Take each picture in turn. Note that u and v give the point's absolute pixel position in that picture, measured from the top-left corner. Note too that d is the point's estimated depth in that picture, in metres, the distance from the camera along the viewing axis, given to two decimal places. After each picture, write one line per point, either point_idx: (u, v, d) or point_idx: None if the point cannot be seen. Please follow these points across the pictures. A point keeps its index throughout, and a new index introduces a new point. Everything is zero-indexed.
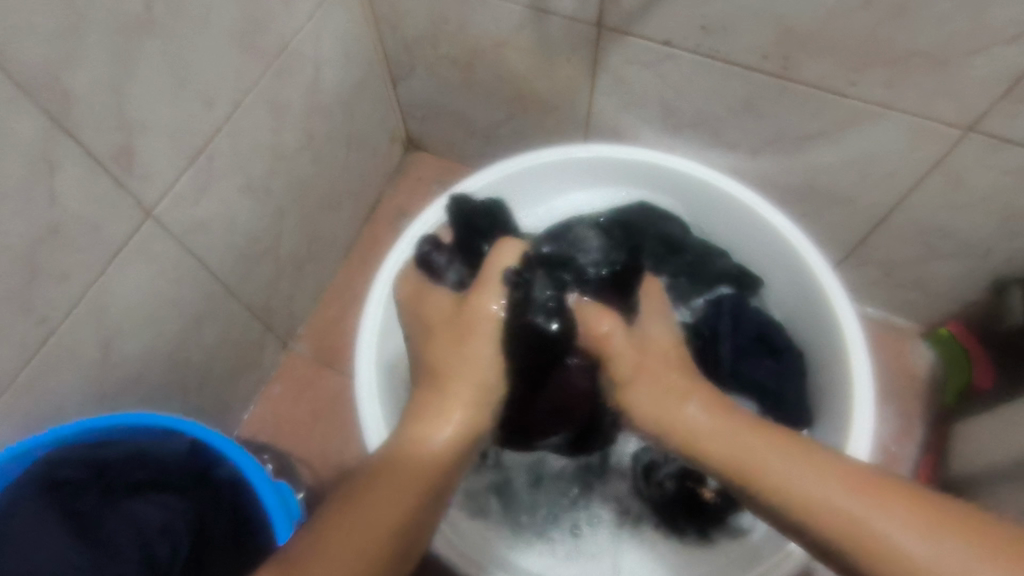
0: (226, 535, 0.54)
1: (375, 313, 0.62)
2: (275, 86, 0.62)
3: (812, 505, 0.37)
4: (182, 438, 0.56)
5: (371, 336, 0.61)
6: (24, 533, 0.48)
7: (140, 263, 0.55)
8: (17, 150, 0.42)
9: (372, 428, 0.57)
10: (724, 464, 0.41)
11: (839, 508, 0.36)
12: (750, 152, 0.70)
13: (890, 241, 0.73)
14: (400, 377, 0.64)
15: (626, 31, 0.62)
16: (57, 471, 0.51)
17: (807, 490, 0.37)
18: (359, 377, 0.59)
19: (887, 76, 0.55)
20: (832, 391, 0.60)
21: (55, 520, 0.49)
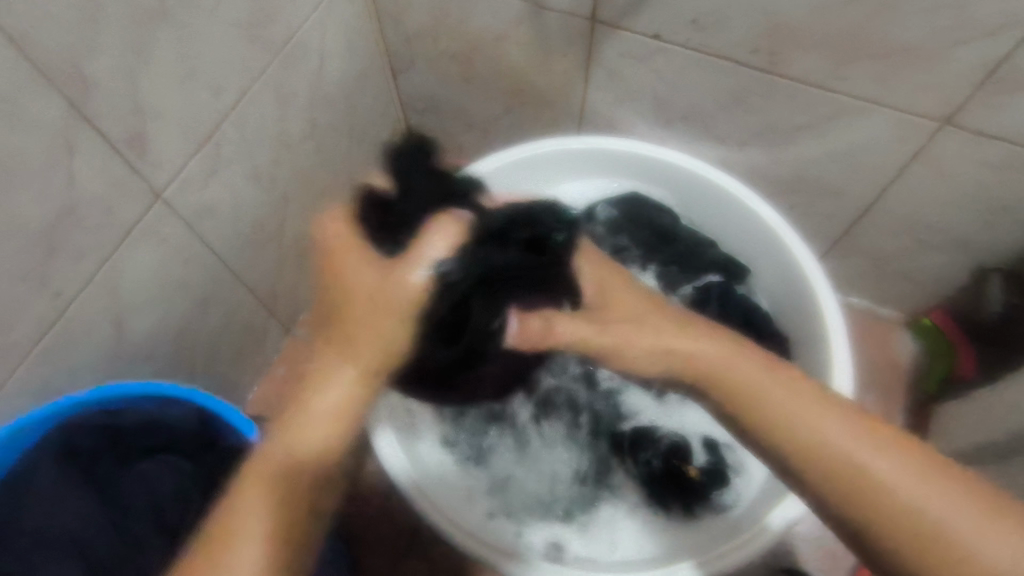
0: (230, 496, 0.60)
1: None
2: (281, 76, 0.65)
3: (811, 439, 0.41)
4: (189, 406, 0.58)
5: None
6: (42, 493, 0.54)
7: (151, 243, 0.57)
8: (39, 131, 0.44)
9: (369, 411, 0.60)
10: (728, 394, 0.45)
11: (844, 454, 0.40)
12: (739, 144, 0.72)
13: (874, 232, 0.75)
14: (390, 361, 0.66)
15: (621, 26, 0.64)
16: (73, 438, 0.55)
17: (809, 426, 0.42)
18: None
19: (869, 69, 0.57)
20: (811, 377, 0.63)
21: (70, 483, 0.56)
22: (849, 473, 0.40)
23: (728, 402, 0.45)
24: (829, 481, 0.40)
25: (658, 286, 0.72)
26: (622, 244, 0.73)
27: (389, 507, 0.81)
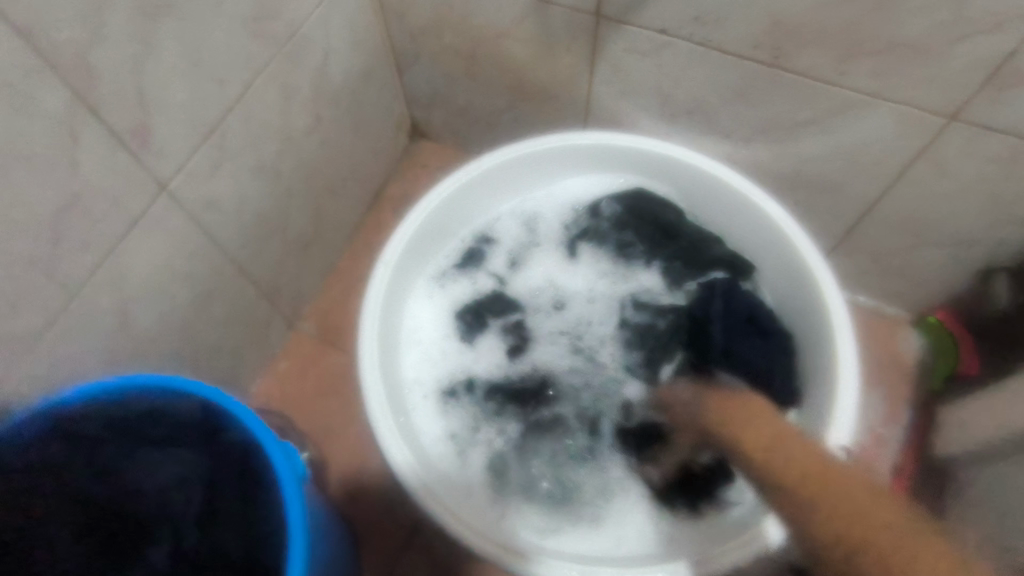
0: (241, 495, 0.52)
1: (379, 289, 0.65)
2: (285, 70, 0.65)
3: (858, 526, 0.40)
4: (192, 399, 0.54)
5: (375, 308, 0.64)
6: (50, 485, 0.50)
7: (156, 234, 0.57)
8: (44, 122, 0.44)
9: (375, 401, 0.60)
10: (771, 452, 0.46)
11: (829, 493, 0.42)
12: (742, 141, 0.72)
13: (880, 229, 0.75)
14: (392, 353, 0.66)
15: (625, 21, 0.64)
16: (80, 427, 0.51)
17: (856, 493, 0.42)
18: (362, 352, 0.61)
19: (873, 64, 0.57)
20: (817, 374, 0.63)
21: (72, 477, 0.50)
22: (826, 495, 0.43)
23: (772, 470, 0.45)
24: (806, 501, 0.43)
25: (662, 282, 0.73)
26: (627, 240, 0.74)
27: (392, 503, 0.80)
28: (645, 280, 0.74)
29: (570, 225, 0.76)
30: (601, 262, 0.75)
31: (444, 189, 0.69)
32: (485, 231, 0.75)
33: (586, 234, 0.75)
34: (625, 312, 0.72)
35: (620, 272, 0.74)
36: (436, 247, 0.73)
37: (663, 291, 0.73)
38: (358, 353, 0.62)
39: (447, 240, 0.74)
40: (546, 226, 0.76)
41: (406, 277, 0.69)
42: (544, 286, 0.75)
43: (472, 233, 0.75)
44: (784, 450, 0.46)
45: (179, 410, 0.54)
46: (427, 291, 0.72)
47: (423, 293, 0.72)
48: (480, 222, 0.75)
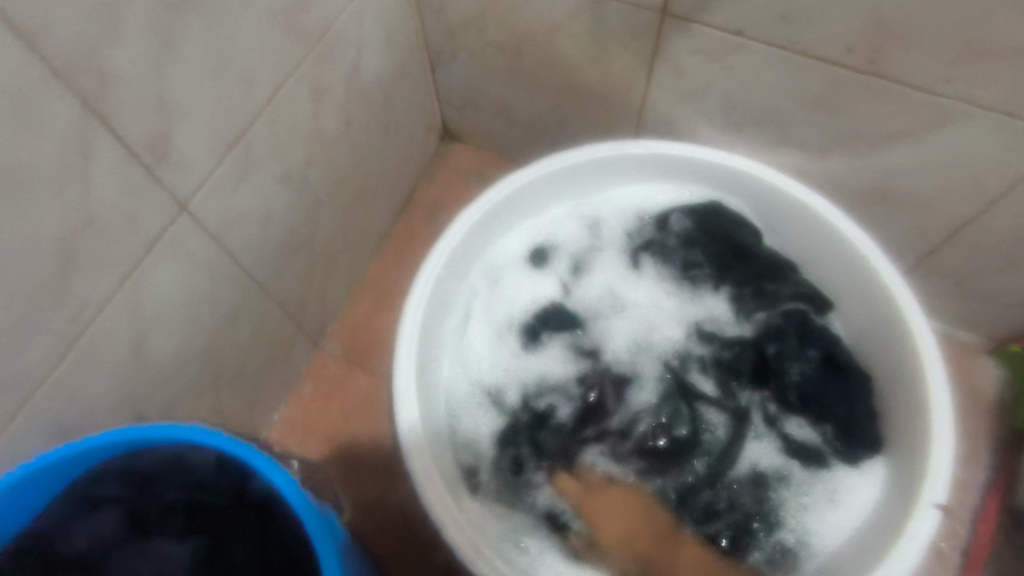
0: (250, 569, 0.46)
1: (421, 297, 0.59)
2: (316, 70, 0.58)
3: None
4: (208, 451, 0.46)
5: (415, 321, 0.58)
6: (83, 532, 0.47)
7: (174, 256, 0.51)
8: (49, 137, 0.38)
9: (407, 410, 0.55)
10: None
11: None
12: (819, 153, 0.65)
13: (966, 251, 0.68)
14: (431, 356, 0.61)
15: (695, 19, 0.57)
16: (103, 481, 0.47)
17: None
18: (402, 354, 0.56)
19: (987, 71, 0.50)
20: (904, 421, 0.56)
21: (104, 523, 0.47)
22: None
23: None
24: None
25: (731, 310, 0.66)
26: (694, 260, 0.67)
27: (425, 541, 0.74)
28: (712, 305, 0.67)
29: (632, 239, 0.69)
30: (665, 282, 0.68)
31: (504, 186, 0.64)
32: (542, 238, 0.68)
33: (648, 249, 0.68)
34: (689, 338, 0.66)
35: (684, 294, 0.67)
36: (487, 248, 0.67)
37: (731, 320, 0.66)
38: (393, 369, 0.56)
39: (498, 245, 0.67)
40: (607, 238, 0.69)
41: (456, 276, 0.64)
42: (601, 301, 0.68)
43: (528, 238, 0.68)
44: None
45: (204, 465, 0.47)
46: (475, 300, 0.66)
47: (470, 302, 0.66)
48: (538, 227, 0.68)
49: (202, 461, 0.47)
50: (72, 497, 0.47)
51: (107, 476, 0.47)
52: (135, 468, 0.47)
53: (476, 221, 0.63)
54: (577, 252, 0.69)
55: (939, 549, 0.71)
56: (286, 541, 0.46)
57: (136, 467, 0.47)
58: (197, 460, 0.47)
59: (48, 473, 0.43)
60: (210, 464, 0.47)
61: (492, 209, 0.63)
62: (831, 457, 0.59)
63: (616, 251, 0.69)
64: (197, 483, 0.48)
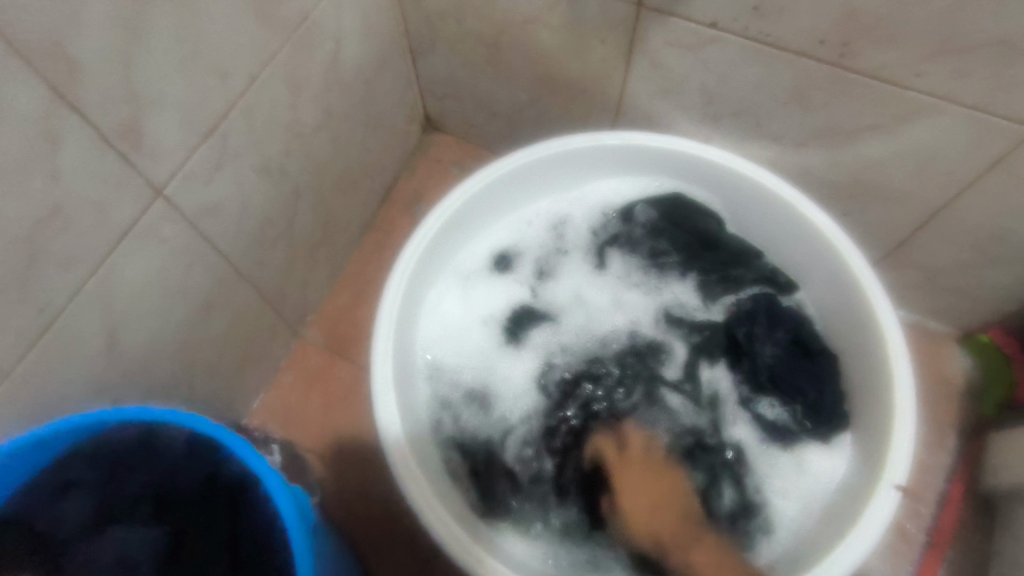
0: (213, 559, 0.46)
1: (396, 294, 0.59)
2: (294, 60, 0.58)
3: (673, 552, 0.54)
4: (176, 431, 0.48)
5: (389, 320, 0.58)
6: (47, 515, 0.47)
7: (148, 245, 0.51)
8: (16, 124, 0.38)
9: (385, 403, 0.55)
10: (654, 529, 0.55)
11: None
12: (794, 145, 0.66)
13: (936, 242, 0.69)
14: (405, 349, 0.62)
15: (670, 12, 0.58)
16: (70, 466, 0.47)
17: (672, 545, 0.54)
18: (378, 346, 0.57)
19: (955, 67, 0.51)
20: (869, 407, 0.57)
21: (66, 508, 0.47)
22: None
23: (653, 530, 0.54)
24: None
25: (697, 296, 0.68)
26: (662, 249, 0.68)
27: (405, 529, 0.75)
28: (679, 292, 0.68)
29: (600, 229, 0.70)
30: (633, 270, 0.69)
31: (477, 180, 0.64)
32: (510, 233, 0.70)
33: (616, 240, 0.70)
34: (656, 326, 0.67)
35: (651, 281, 0.69)
36: (459, 242, 0.67)
37: (698, 306, 0.67)
38: (370, 365, 0.57)
39: (467, 243, 0.68)
40: (575, 230, 0.71)
41: (430, 270, 0.65)
42: (568, 293, 0.69)
43: (497, 236, 0.69)
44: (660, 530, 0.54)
45: (174, 448, 0.49)
46: (447, 298, 0.67)
47: (442, 300, 0.67)
48: (505, 223, 0.70)
49: (171, 444, 0.49)
50: (35, 486, 0.47)
51: (74, 460, 0.47)
52: (104, 450, 0.48)
53: (451, 214, 0.63)
54: (547, 244, 0.70)
55: (903, 530, 0.72)
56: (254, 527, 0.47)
57: (104, 449, 0.48)
58: (168, 440, 0.49)
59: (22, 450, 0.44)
60: (178, 446, 0.49)
61: (464, 202, 0.64)
62: (800, 434, 0.60)
63: (586, 242, 0.70)
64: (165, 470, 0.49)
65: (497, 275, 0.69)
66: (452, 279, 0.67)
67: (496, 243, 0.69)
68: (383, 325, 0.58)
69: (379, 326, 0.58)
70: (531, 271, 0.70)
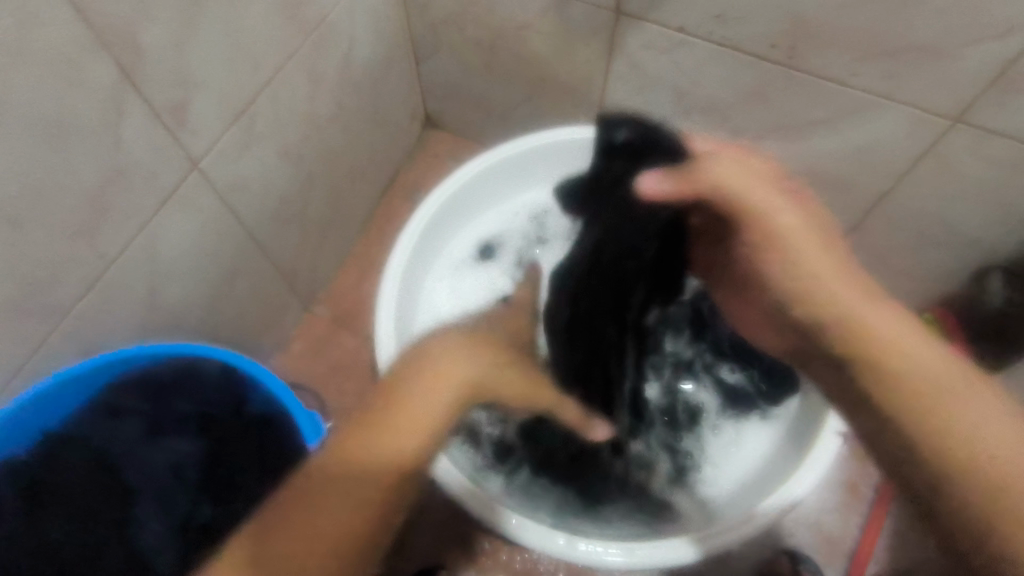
0: (250, 467, 0.59)
1: (394, 279, 0.66)
2: (314, 55, 0.66)
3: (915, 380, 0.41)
4: (212, 362, 0.59)
5: (389, 305, 0.65)
6: (101, 435, 0.57)
7: (187, 211, 0.59)
8: (91, 96, 0.45)
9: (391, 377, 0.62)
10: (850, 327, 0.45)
11: (885, 337, 0.43)
12: (756, 139, 0.74)
13: (883, 226, 0.78)
14: (405, 330, 0.69)
15: (644, 18, 0.66)
16: (120, 394, 0.58)
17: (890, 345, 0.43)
18: (380, 324, 0.64)
19: (884, 68, 0.60)
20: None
21: (118, 428, 0.58)
22: (910, 404, 0.40)
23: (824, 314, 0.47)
24: (938, 454, 0.38)
25: None
26: None
27: None
28: None
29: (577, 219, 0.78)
30: None
31: (462, 175, 0.71)
32: (494, 227, 0.78)
33: None
34: None
35: None
36: (449, 236, 0.75)
37: None
38: (375, 340, 0.63)
39: (456, 237, 0.76)
40: (555, 221, 0.78)
41: (423, 261, 0.72)
42: None
43: (483, 229, 0.77)
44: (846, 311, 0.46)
45: (209, 376, 0.60)
46: (440, 287, 0.75)
47: (436, 289, 0.75)
48: (490, 216, 0.78)
49: (207, 372, 0.60)
50: (92, 408, 0.57)
51: (125, 389, 0.57)
52: (150, 382, 0.58)
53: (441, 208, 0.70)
54: (530, 236, 0.78)
55: (855, 486, 0.81)
56: (278, 444, 0.59)
57: (151, 381, 0.58)
58: (205, 370, 0.60)
59: (89, 373, 0.54)
60: (213, 375, 0.60)
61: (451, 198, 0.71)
62: (757, 397, 0.70)
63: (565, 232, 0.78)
64: (205, 398, 0.60)
65: (486, 265, 0.77)
66: (447, 269, 0.76)
67: (483, 237, 0.77)
68: (385, 305, 0.65)
69: (381, 307, 0.65)
70: (516, 261, 0.78)
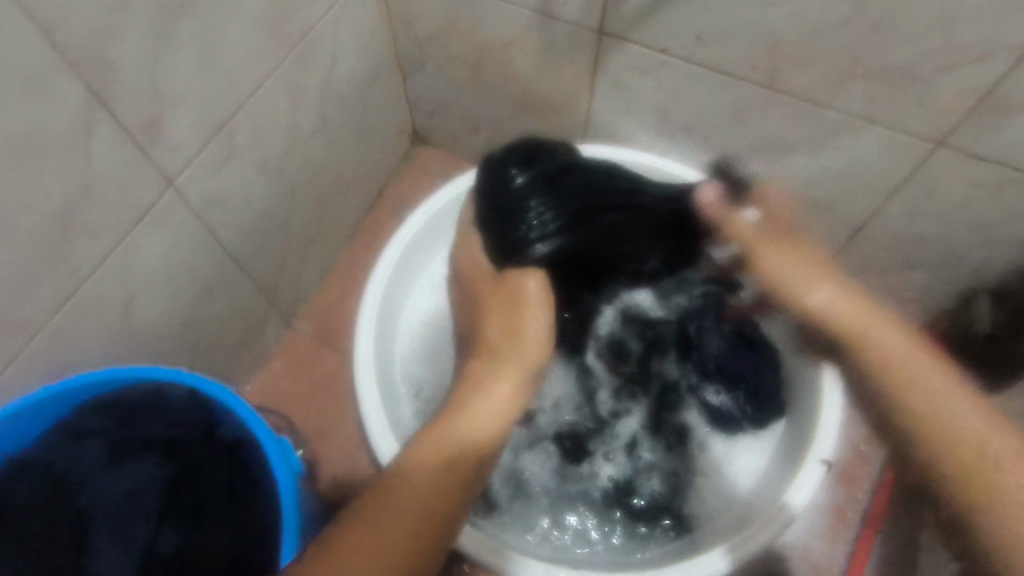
0: (216, 496, 0.57)
1: (374, 299, 0.65)
2: (295, 71, 0.66)
3: (932, 418, 0.49)
4: (181, 386, 0.60)
5: (368, 323, 0.64)
6: (63, 460, 0.56)
7: (162, 228, 0.58)
8: (59, 112, 0.45)
9: (369, 402, 0.61)
10: (880, 372, 0.53)
11: (897, 372, 0.52)
12: (739, 158, 0.74)
13: (867, 247, 0.77)
14: (386, 351, 0.68)
15: (626, 38, 0.66)
16: (87, 419, 0.58)
17: (916, 392, 0.50)
18: (357, 345, 0.63)
19: (865, 89, 0.59)
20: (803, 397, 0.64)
21: (81, 455, 0.57)
22: (943, 442, 0.47)
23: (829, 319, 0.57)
24: (959, 470, 0.46)
25: (651, 295, 0.74)
26: None
27: None
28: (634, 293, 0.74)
29: None
30: None
31: (445, 195, 0.71)
32: None
33: None
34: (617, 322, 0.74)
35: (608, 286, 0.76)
36: (432, 256, 0.75)
37: (652, 304, 0.74)
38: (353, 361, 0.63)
39: (439, 256, 0.76)
40: None
41: (405, 280, 0.71)
42: None
43: None
44: (877, 346, 0.54)
45: (177, 400, 0.60)
46: (422, 306, 0.74)
47: (418, 309, 0.74)
48: None
49: (176, 397, 0.60)
50: (59, 431, 0.57)
51: (93, 412, 0.58)
52: (116, 405, 0.58)
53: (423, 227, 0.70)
54: None
55: (844, 511, 0.79)
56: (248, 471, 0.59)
57: (119, 402, 0.59)
58: (173, 396, 0.60)
59: (58, 395, 0.55)
60: (182, 400, 0.60)
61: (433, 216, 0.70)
62: (742, 419, 0.67)
63: None
64: (174, 419, 0.60)
65: None
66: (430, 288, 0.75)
67: None
68: (364, 326, 0.64)
69: (360, 328, 0.64)
70: None
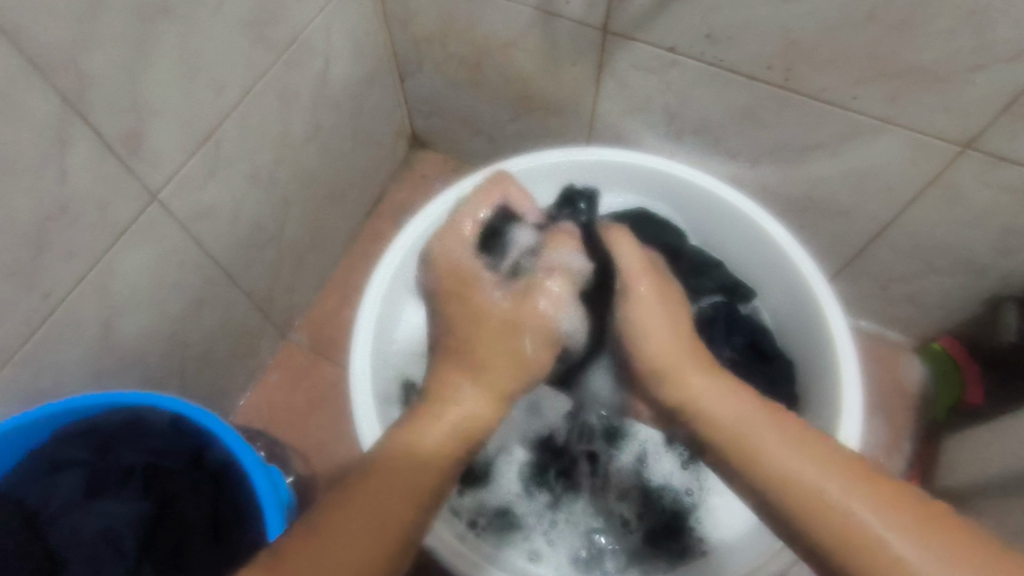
0: (200, 529, 0.55)
1: (369, 318, 0.58)
2: (285, 76, 0.63)
3: (833, 524, 0.36)
4: (163, 412, 0.57)
5: (364, 342, 0.58)
6: (41, 490, 0.55)
7: (145, 243, 0.55)
8: (27, 127, 0.42)
9: (366, 429, 0.54)
10: (801, 498, 0.37)
11: (819, 496, 0.37)
12: (752, 161, 0.70)
13: (885, 253, 0.74)
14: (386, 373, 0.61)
15: (632, 37, 0.62)
16: (65, 446, 0.56)
17: (812, 496, 0.37)
18: (353, 376, 0.55)
19: (888, 90, 0.56)
20: (819, 382, 0.59)
21: (58, 485, 0.55)
22: (813, 513, 0.36)
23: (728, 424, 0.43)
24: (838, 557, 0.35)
25: None
26: None
27: None
28: None
29: None
30: None
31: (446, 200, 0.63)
32: None
33: None
34: None
35: None
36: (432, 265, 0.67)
37: None
38: (349, 389, 0.55)
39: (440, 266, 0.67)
40: None
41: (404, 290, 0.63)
42: None
43: None
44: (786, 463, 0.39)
45: (159, 427, 0.58)
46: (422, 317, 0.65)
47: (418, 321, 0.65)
48: None
49: (157, 423, 0.58)
50: (39, 460, 0.56)
51: (70, 439, 0.56)
52: (93, 431, 0.56)
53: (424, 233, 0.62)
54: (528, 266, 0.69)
55: None
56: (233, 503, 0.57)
57: (96, 430, 0.56)
58: (154, 423, 0.58)
59: (32, 422, 0.53)
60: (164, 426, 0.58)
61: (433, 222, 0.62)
62: None
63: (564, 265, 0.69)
64: (153, 446, 0.57)
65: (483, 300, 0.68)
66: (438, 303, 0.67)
67: None
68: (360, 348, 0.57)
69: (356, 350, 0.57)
70: None
